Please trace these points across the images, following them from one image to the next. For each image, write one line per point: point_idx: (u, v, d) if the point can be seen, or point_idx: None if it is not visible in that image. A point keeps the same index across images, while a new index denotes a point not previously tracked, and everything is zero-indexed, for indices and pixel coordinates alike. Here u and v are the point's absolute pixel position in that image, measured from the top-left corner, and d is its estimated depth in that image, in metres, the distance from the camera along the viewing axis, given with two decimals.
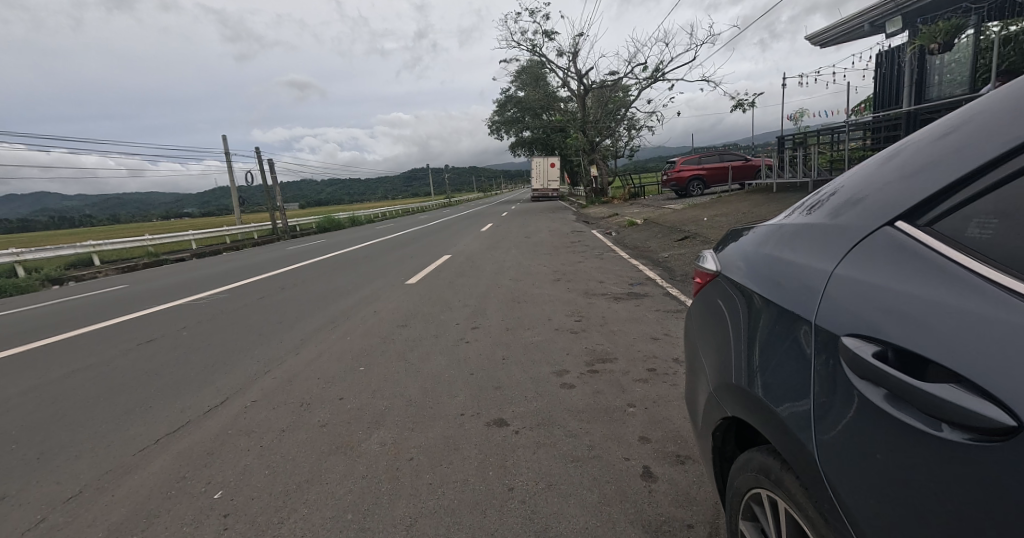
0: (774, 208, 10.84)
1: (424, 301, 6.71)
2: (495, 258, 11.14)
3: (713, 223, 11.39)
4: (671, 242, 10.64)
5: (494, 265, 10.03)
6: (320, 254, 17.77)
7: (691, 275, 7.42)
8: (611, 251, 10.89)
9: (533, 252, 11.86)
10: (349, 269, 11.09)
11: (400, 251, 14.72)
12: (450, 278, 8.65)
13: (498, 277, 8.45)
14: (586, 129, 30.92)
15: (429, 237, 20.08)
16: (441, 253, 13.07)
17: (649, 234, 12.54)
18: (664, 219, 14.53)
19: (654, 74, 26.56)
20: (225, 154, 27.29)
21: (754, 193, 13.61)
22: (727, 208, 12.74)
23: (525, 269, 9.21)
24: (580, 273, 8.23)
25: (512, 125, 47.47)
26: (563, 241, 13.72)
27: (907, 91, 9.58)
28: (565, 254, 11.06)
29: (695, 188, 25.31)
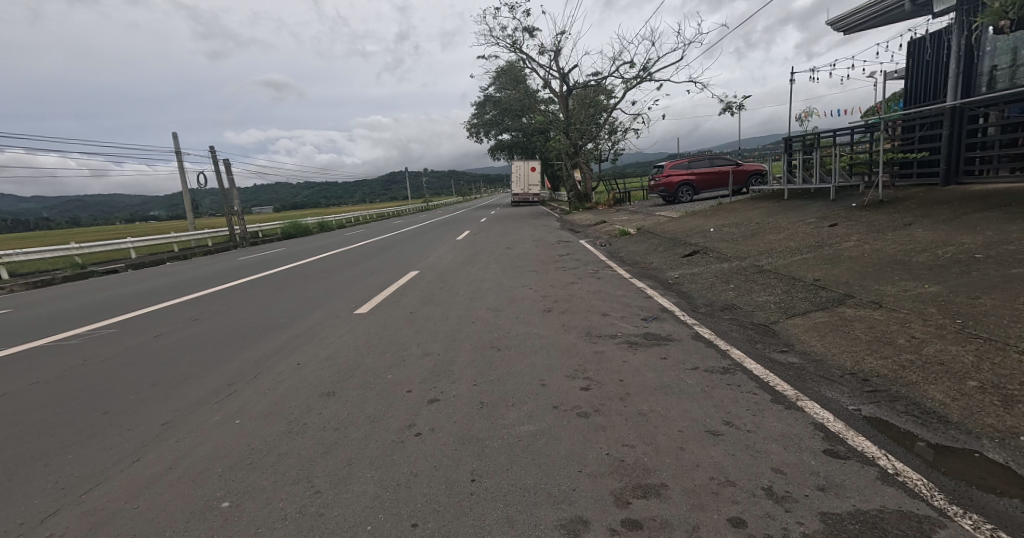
0: (793, 219, 9.46)
1: (372, 345, 4.99)
2: (471, 275, 9.47)
3: (722, 235, 9.94)
4: (677, 257, 9.13)
5: (469, 286, 8.36)
6: (275, 264, 15.82)
7: (716, 306, 5.91)
8: (608, 268, 9.37)
9: (516, 268, 10.25)
10: (295, 285, 9.24)
11: (364, 263, 12.92)
12: (413, 305, 6.91)
13: (475, 305, 6.81)
14: (569, 132, 29.54)
15: (400, 246, 18.33)
16: (409, 267, 11.33)
17: (648, 247, 11.03)
18: (661, 229, 13.06)
19: (641, 73, 25.32)
20: (177, 153, 25.06)
21: (761, 202, 12.25)
22: (733, 218, 11.35)
23: (507, 293, 7.56)
24: (576, 301, 6.64)
25: (491, 128, 45.89)
26: (549, 254, 12.15)
27: (952, 82, 8.48)
28: (554, 271, 9.48)
29: (685, 194, 24.03)
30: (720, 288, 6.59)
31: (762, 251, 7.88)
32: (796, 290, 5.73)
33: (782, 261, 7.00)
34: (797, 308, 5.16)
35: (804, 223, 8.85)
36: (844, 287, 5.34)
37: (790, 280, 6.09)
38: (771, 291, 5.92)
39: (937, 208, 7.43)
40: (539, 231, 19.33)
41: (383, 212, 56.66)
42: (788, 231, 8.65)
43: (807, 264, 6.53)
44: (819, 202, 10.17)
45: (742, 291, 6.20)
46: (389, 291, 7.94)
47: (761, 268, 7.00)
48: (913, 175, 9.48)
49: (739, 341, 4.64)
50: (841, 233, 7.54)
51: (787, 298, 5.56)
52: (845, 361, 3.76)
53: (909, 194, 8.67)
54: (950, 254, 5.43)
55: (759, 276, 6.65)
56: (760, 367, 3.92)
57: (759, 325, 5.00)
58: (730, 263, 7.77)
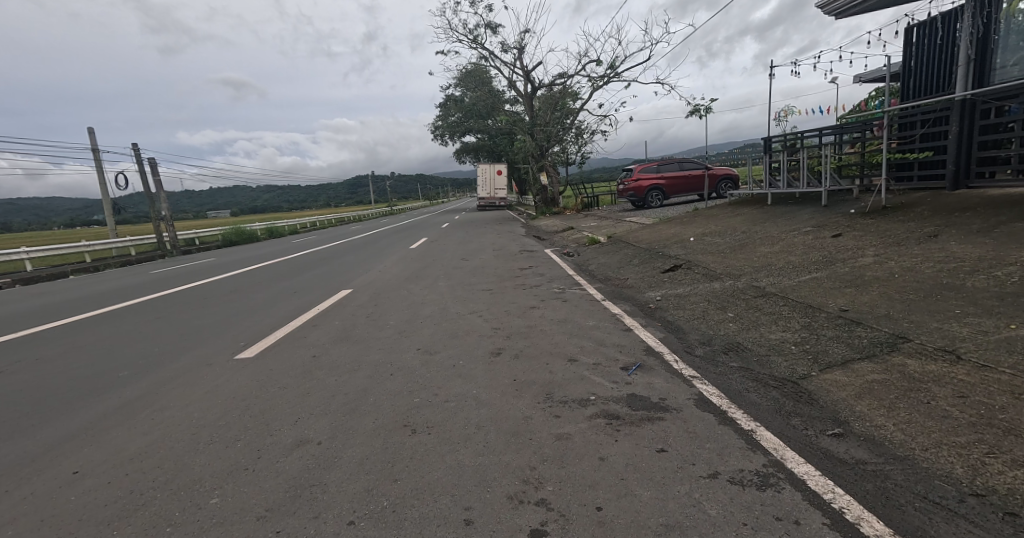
0: (784, 227, 8.28)
1: (222, 422, 3.31)
2: (414, 296, 7.88)
3: (704, 246, 8.69)
4: (656, 273, 7.78)
5: (406, 312, 6.76)
6: (196, 276, 13.84)
7: (717, 347, 4.49)
8: (576, 287, 7.95)
9: (469, 285, 8.74)
10: (187, 311, 7.40)
11: (294, 277, 11.16)
12: (322, 344, 5.27)
13: (403, 343, 5.22)
14: (534, 133, 28.30)
15: (347, 255, 16.58)
16: (344, 284, 9.67)
17: (621, 260, 9.70)
18: (634, 237, 11.80)
19: (608, 72, 24.30)
20: (96, 152, 22.83)
21: (743, 207, 11.11)
22: (714, 226, 10.15)
23: (450, 324, 6.01)
24: (535, 338, 5.15)
25: (454, 131, 44.29)
26: (509, 267, 10.69)
27: (962, 72, 7.41)
28: (513, 290, 8.00)
29: (654, 199, 23.08)
30: (717, 319, 5.20)
31: (758, 267, 6.60)
32: (819, 325, 4.37)
33: (787, 281, 5.69)
34: (831, 356, 3.77)
35: (800, 232, 7.65)
36: (887, 323, 4.00)
37: (806, 310, 4.74)
38: (787, 326, 4.54)
39: (959, 215, 6.29)
40: (502, 238, 17.88)
41: (342, 216, 54.20)
42: (782, 242, 7.44)
43: (822, 287, 5.23)
44: (810, 207, 9.04)
45: (746, 325, 4.84)
46: (299, 322, 6.26)
47: (762, 290, 5.67)
48: (912, 178, 8.43)
49: (764, 412, 3.19)
50: (850, 245, 6.31)
51: (811, 338, 4.18)
52: (953, 468, 2.33)
53: (915, 199, 7.58)
54: (1016, 276, 4.17)
55: (764, 303, 5.30)
56: (816, 475, 2.45)
57: (784, 382, 3.58)
58: (722, 282, 6.43)
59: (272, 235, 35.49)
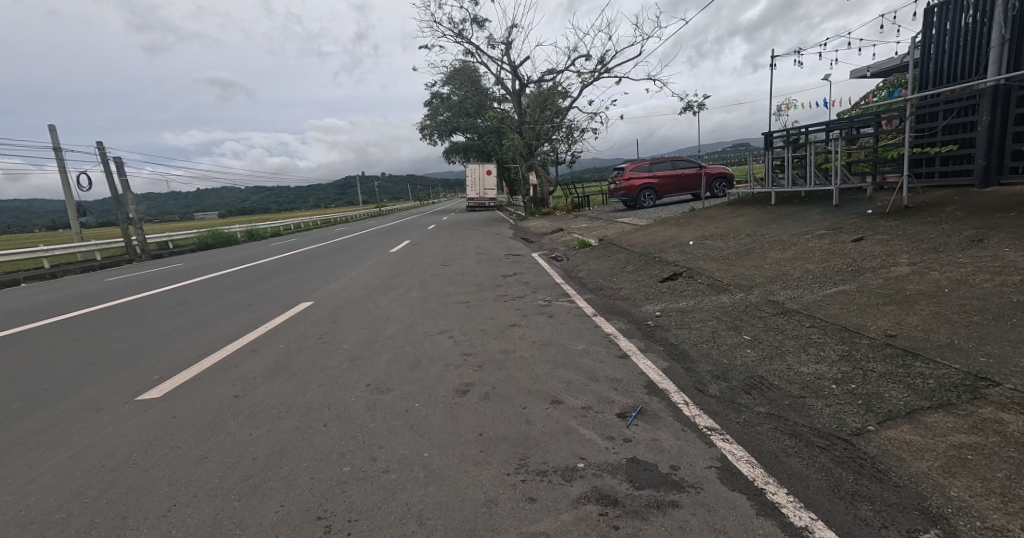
0: (793, 229, 7.48)
1: (64, 514, 2.39)
2: (379, 311, 6.96)
3: (705, 251, 7.87)
4: (654, 284, 6.91)
5: (366, 332, 5.85)
6: (156, 285, 12.84)
7: (736, 386, 3.58)
8: (564, 298, 7.08)
9: (445, 297, 7.85)
10: (115, 331, 6.47)
11: (257, 286, 10.21)
12: (253, 377, 4.35)
13: (352, 376, 4.31)
14: (523, 131, 27.48)
15: (323, 260, 15.62)
16: (308, 295, 8.73)
17: (614, 267, 8.85)
18: (627, 240, 10.97)
19: (599, 67, 23.50)
20: (61, 151, 21.77)
21: (743, 207, 10.31)
22: (715, 229, 9.33)
23: (413, 348, 5.10)
24: (512, 369, 4.26)
25: (442, 130, 43.29)
26: (493, 274, 9.80)
27: (995, 54, 6.56)
28: (494, 303, 7.12)
29: (647, 198, 22.29)
30: (730, 346, 4.30)
31: (771, 277, 5.76)
32: (862, 355, 3.46)
33: (808, 295, 4.84)
34: (888, 403, 2.85)
35: (812, 236, 6.84)
36: (957, 355, 3.11)
37: (840, 335, 3.84)
38: (820, 357, 3.63)
39: (1000, 215, 5.48)
40: (488, 240, 17.01)
41: (328, 217, 53.05)
42: (796, 247, 6.60)
43: (855, 302, 4.36)
44: (819, 208, 8.26)
45: (767, 353, 3.96)
46: (236, 347, 5.35)
47: (780, 307, 4.80)
48: (935, 174, 7.60)
49: (817, 495, 2.28)
50: (877, 249, 5.48)
51: (856, 374, 3.26)
52: None
53: (941, 197, 6.78)
54: None
55: (785, 324, 4.40)
56: None
57: (834, 443, 2.65)
58: (729, 295, 5.58)
59: (252, 237, 34.41)
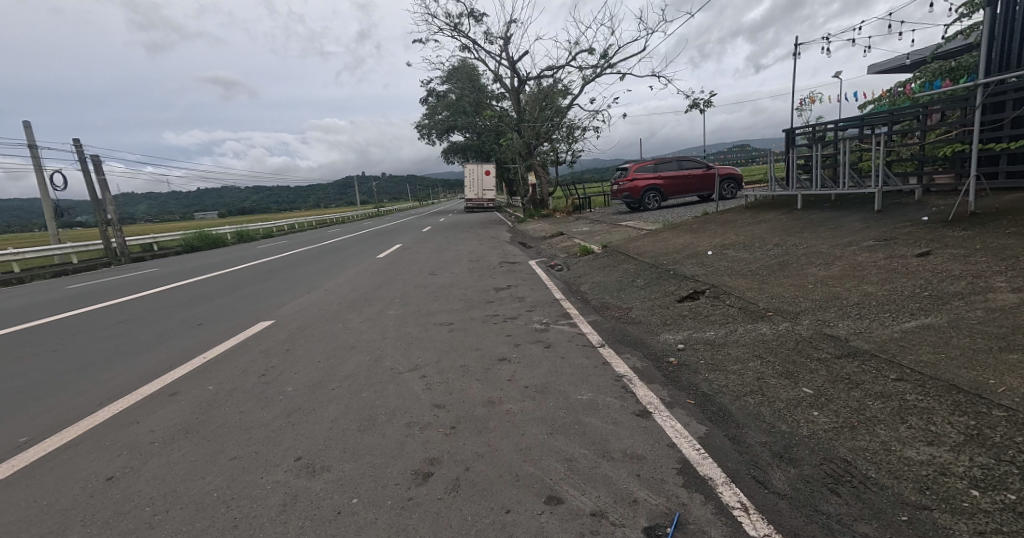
0: (831, 238, 6.44)
1: None
2: (346, 337, 5.91)
3: (728, 265, 6.81)
4: (670, 307, 5.84)
5: (321, 369, 4.78)
6: (117, 293, 11.76)
7: (812, 482, 2.42)
8: (564, 322, 6.03)
9: (427, 317, 6.78)
10: (24, 363, 5.41)
11: (220, 299, 9.13)
12: (151, 440, 3.30)
13: (281, 441, 3.25)
14: (522, 130, 26.45)
15: (305, 266, 14.58)
16: (271, 312, 7.64)
17: (621, 280, 7.79)
18: (634, 248, 9.92)
19: (602, 62, 22.42)
20: (36, 149, 20.87)
21: (764, 212, 9.26)
22: (734, 237, 8.27)
23: (374, 395, 4.04)
24: (495, 435, 3.20)
25: (440, 129, 42.24)
26: (484, 286, 8.75)
27: None
28: (481, 326, 6.06)
29: (651, 200, 21.26)
30: (787, 406, 3.17)
31: (819, 300, 4.69)
32: (1006, 440, 2.37)
33: (879, 330, 3.71)
34: None
35: (858, 247, 5.79)
36: None
37: (951, 399, 2.73)
38: (934, 438, 2.50)
39: None
40: (483, 245, 15.96)
41: (324, 217, 52.06)
42: (841, 261, 5.53)
43: (954, 344, 3.26)
44: (857, 214, 7.21)
45: (845, 420, 2.85)
46: (152, 388, 4.30)
47: (843, 346, 3.66)
48: (999, 175, 6.54)
49: None
50: (952, 267, 4.42)
51: (1007, 475, 2.18)
52: None
53: (1012, 202, 5.71)
54: None
55: (857, 373, 3.26)
56: None
57: None
58: (769, 326, 4.48)
59: (242, 238, 33.49)
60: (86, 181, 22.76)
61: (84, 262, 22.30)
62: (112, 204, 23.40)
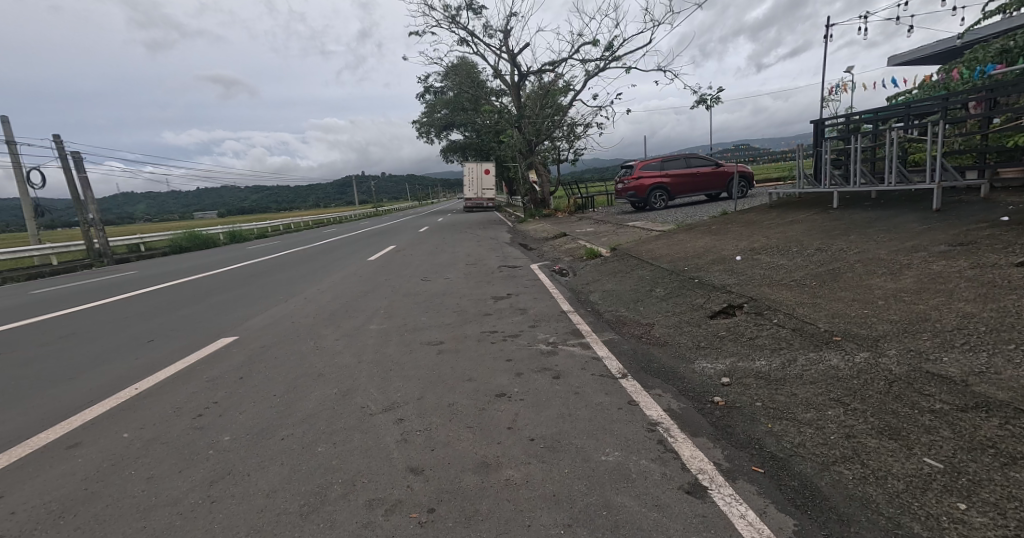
0: (888, 241, 5.48)
1: None
2: (314, 361, 4.96)
3: (765, 272, 5.85)
4: (701, 326, 4.90)
5: (275, 406, 3.83)
6: (82, 299, 10.81)
7: None
8: (575, 342, 5.09)
9: (414, 333, 5.84)
10: None
11: (186, 309, 8.17)
12: (6, 531, 2.35)
13: (188, 534, 2.30)
14: (522, 126, 25.48)
15: (290, 269, 13.64)
16: (237, 325, 6.69)
17: (637, 290, 6.85)
18: (648, 252, 8.97)
19: (607, 55, 21.47)
20: (13, 145, 20.01)
21: (794, 212, 8.30)
22: (764, 239, 7.34)
23: (331, 451, 3.08)
24: (490, 527, 2.25)
25: (438, 127, 41.29)
26: (481, 295, 7.81)
27: None
28: (476, 348, 5.12)
29: (657, 199, 20.31)
30: (910, 488, 2.20)
31: (900, 321, 3.72)
32: None
33: (1009, 371, 2.76)
34: None
35: (929, 253, 4.83)
36: None
37: None
38: None
39: None
40: (481, 247, 15.01)
41: (320, 217, 51.13)
42: (911, 271, 4.58)
43: None
44: (910, 213, 6.26)
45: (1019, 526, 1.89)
46: (50, 435, 3.35)
47: (961, 392, 2.71)
48: None
49: None
50: None
51: None
52: None
53: None
54: None
55: (1003, 440, 2.33)
56: None
57: None
58: (839, 356, 3.48)
59: (234, 238, 32.59)
60: (67, 179, 21.88)
61: (65, 264, 21.39)
62: (95, 202, 22.51)
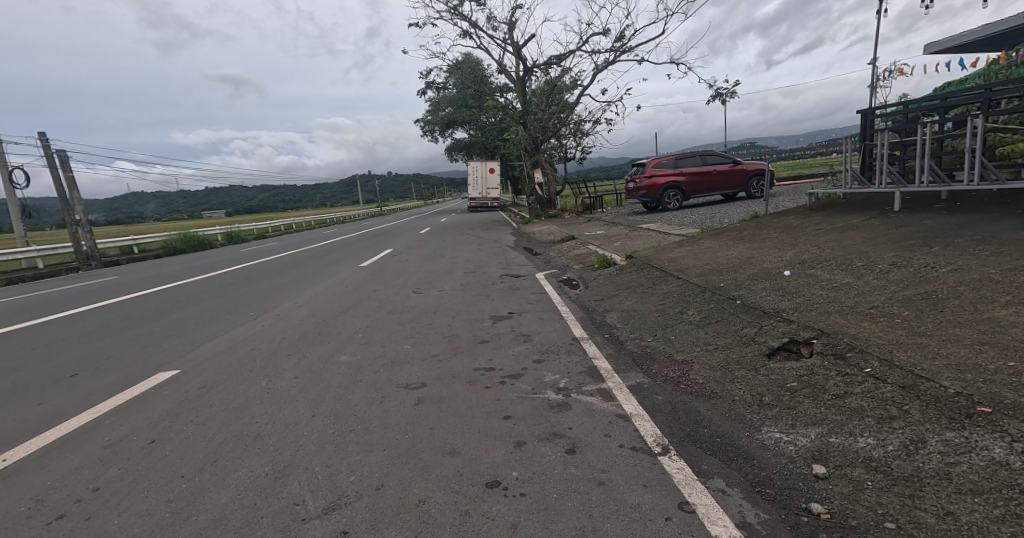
0: (992, 257, 4.30)
1: None
2: (256, 414, 3.86)
3: (828, 293, 4.69)
4: (759, 371, 3.74)
5: (175, 498, 2.73)
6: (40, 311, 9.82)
7: None
8: (593, 391, 3.95)
9: (392, 370, 4.75)
10: None
11: (139, 328, 7.12)
12: None
13: None
14: (527, 123, 24.32)
15: (275, 275, 12.61)
16: (184, 355, 5.62)
17: (664, 314, 5.71)
18: (670, 261, 7.83)
19: (617, 46, 20.22)
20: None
21: (843, 216, 7.13)
22: (813, 249, 6.16)
23: None
24: None
25: (441, 125, 40.23)
26: (478, 314, 6.70)
27: None
28: (466, 397, 4.01)
29: (670, 200, 19.11)
30: None
31: None
32: None
33: None
34: None
35: None
36: None
37: None
38: None
39: None
40: (483, 252, 13.90)
41: (323, 217, 50.27)
42: None
43: None
44: (1005, 219, 5.06)
45: None
46: None
47: None
48: None
49: None
50: None
51: None
52: None
53: None
54: None
55: None
56: None
57: None
58: (1003, 444, 2.29)
59: (232, 239, 31.75)
60: (53, 179, 21.10)
61: (51, 267, 20.55)
62: (82, 203, 21.69)
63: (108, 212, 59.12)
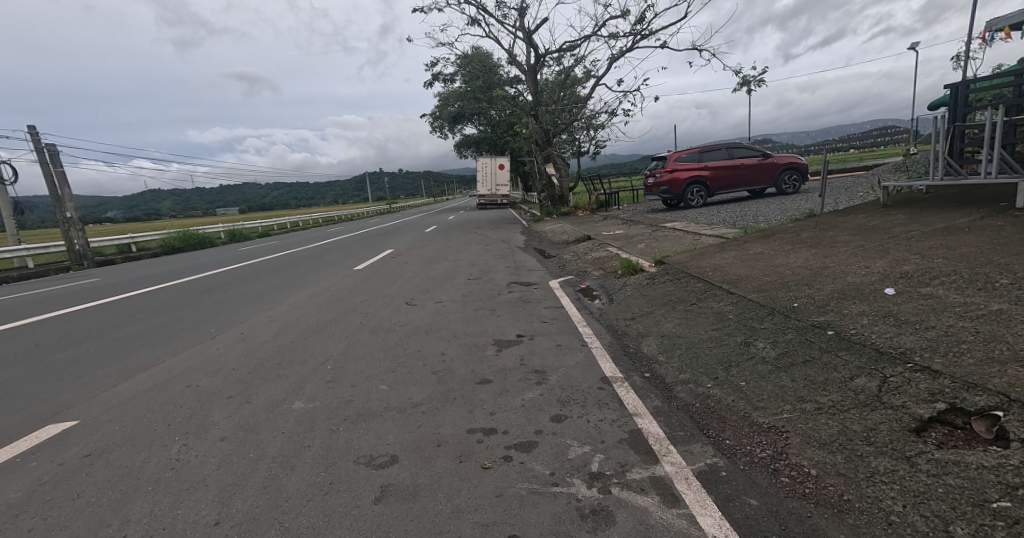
0: None
1: None
2: (133, 520, 2.55)
3: (977, 327, 3.25)
4: (916, 462, 2.33)
5: None
6: None
7: None
8: (643, 483, 2.59)
9: (354, 429, 3.43)
10: None
11: (72, 350, 5.89)
12: None
13: None
14: (539, 115, 22.89)
15: (260, 279, 11.39)
16: (98, 395, 4.35)
17: (722, 345, 4.31)
18: (715, 270, 6.42)
19: (635, 30, 18.65)
20: None
21: (938, 214, 5.66)
22: (914, 257, 4.72)
23: None
24: None
25: (449, 119, 38.90)
26: (479, 336, 5.36)
27: None
28: (451, 487, 2.67)
29: (693, 196, 17.59)
30: None
31: None
32: None
33: None
34: None
35: None
36: None
37: None
38: None
39: None
40: (490, 254, 12.55)
41: (331, 214, 49.40)
42: None
43: None
44: None
45: None
46: None
47: None
48: None
49: None
50: None
51: None
52: None
53: None
54: None
55: None
56: None
57: None
58: None
59: (234, 238, 30.80)
60: (44, 175, 20.17)
61: (41, 267, 19.62)
62: (73, 200, 20.73)
63: (117, 209, 58.68)
